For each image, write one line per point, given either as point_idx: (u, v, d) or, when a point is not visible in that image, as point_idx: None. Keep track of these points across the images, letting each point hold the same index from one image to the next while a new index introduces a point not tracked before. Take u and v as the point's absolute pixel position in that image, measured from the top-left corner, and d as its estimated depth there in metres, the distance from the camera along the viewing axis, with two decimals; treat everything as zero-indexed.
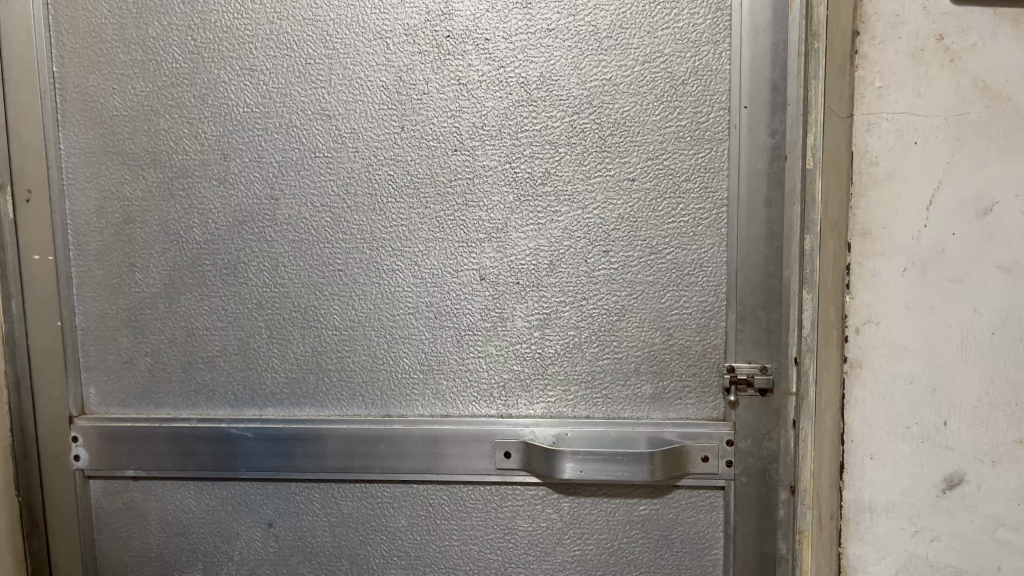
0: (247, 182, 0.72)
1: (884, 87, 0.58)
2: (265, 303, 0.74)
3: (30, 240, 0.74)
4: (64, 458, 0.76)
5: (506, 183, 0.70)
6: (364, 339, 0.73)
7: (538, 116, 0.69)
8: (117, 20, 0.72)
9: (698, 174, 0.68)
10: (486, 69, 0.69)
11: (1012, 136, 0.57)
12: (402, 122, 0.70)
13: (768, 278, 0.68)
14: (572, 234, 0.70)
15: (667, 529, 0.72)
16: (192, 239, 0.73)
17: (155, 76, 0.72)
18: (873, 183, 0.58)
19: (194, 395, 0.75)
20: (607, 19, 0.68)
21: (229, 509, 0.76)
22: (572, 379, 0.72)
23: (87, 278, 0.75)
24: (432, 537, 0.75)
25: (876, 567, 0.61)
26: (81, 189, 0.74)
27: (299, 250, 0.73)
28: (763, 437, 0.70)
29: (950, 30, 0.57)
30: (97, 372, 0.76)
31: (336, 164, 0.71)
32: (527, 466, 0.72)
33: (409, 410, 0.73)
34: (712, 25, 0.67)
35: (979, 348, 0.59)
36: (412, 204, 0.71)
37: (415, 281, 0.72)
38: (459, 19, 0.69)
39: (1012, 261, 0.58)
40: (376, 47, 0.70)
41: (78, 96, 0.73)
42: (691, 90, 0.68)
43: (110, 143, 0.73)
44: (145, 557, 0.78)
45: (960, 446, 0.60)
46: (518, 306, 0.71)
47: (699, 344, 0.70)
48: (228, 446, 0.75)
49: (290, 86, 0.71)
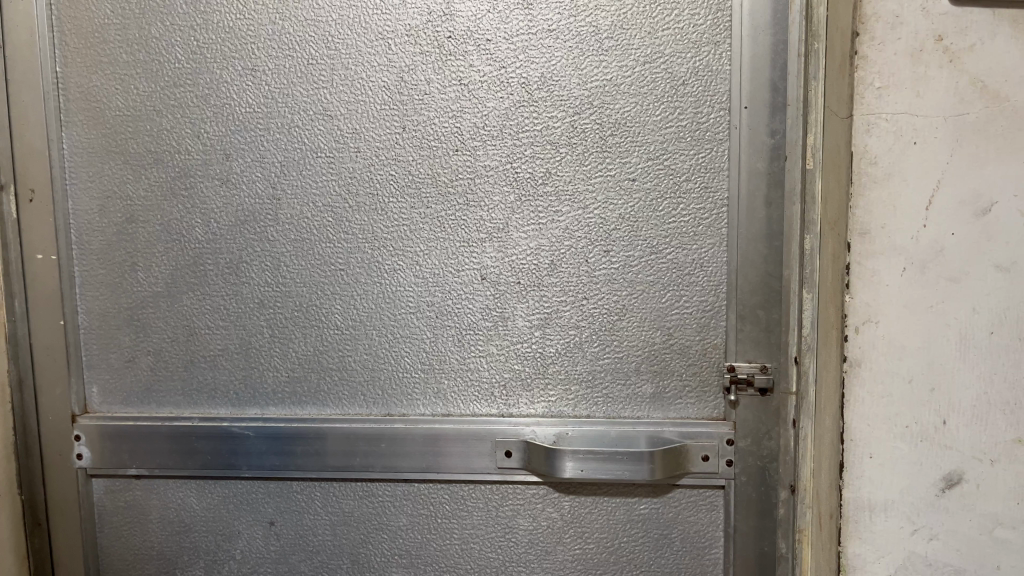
0: (249, 181, 0.73)
1: (883, 88, 0.58)
2: (266, 302, 0.74)
3: (32, 239, 0.74)
4: (66, 457, 0.76)
5: (507, 183, 0.70)
6: (366, 338, 0.73)
7: (539, 116, 0.69)
8: (120, 20, 0.72)
9: (699, 174, 0.69)
10: (487, 70, 0.69)
11: (1010, 136, 0.58)
12: (404, 122, 0.71)
13: (767, 278, 0.68)
14: (573, 233, 0.70)
15: (667, 527, 0.72)
16: (194, 238, 0.74)
17: (158, 76, 0.72)
18: (872, 183, 0.59)
19: (195, 394, 0.76)
20: (607, 20, 0.68)
21: (230, 507, 0.76)
22: (573, 378, 0.72)
23: (89, 277, 0.75)
24: (433, 536, 0.75)
25: (875, 566, 0.61)
26: (83, 188, 0.75)
27: (300, 249, 0.73)
28: (762, 437, 0.70)
29: (950, 31, 0.57)
30: (99, 371, 0.77)
31: (338, 164, 0.72)
32: (527, 466, 0.72)
33: (410, 409, 0.74)
34: (712, 26, 0.67)
35: (979, 347, 0.59)
36: (413, 204, 0.71)
37: (416, 280, 0.72)
38: (461, 19, 0.69)
39: (1010, 261, 0.58)
40: (377, 48, 0.70)
41: (81, 96, 0.74)
42: (692, 91, 0.68)
43: (112, 142, 0.74)
44: (147, 555, 0.78)
45: (959, 445, 0.60)
46: (519, 306, 0.71)
47: (699, 343, 0.71)
48: (229, 445, 0.75)
49: (292, 86, 0.71)
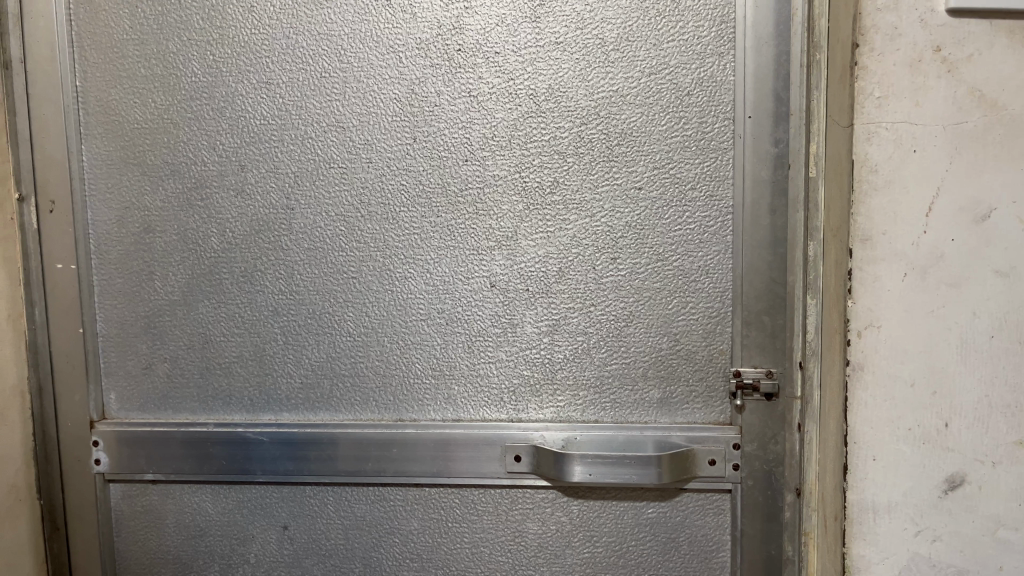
0: (264, 192, 0.74)
1: (883, 97, 0.59)
2: (280, 310, 0.75)
3: (52, 249, 0.76)
4: (85, 463, 0.78)
5: (516, 191, 0.72)
6: (378, 345, 0.75)
7: (547, 127, 0.71)
8: (138, 37, 0.74)
9: (703, 183, 0.70)
10: (496, 81, 0.71)
11: (1009, 144, 0.59)
12: (414, 133, 0.73)
13: (772, 284, 0.70)
14: (581, 241, 0.72)
15: (675, 531, 0.73)
16: (210, 248, 0.75)
17: (175, 90, 0.74)
18: (873, 190, 0.60)
19: (210, 400, 0.77)
20: (613, 32, 0.70)
21: (245, 512, 0.78)
22: (582, 384, 0.73)
23: (107, 286, 0.77)
24: (444, 540, 0.76)
25: (880, 567, 0.62)
26: (103, 199, 0.76)
27: (312, 258, 0.75)
28: (769, 441, 0.71)
29: (947, 42, 0.59)
30: (117, 378, 0.78)
31: (349, 173, 0.73)
32: (537, 470, 0.73)
33: (420, 414, 0.75)
34: (716, 37, 0.69)
35: (979, 350, 0.60)
36: (424, 213, 0.73)
37: (427, 288, 0.74)
38: (470, 32, 0.71)
39: (1010, 266, 0.59)
40: (388, 60, 0.72)
41: (101, 110, 0.76)
42: (696, 101, 0.70)
43: (130, 154, 0.76)
44: (162, 559, 0.79)
45: (961, 447, 0.61)
46: (527, 312, 0.73)
47: (706, 349, 0.72)
48: (243, 450, 0.76)
49: (305, 99, 0.73)
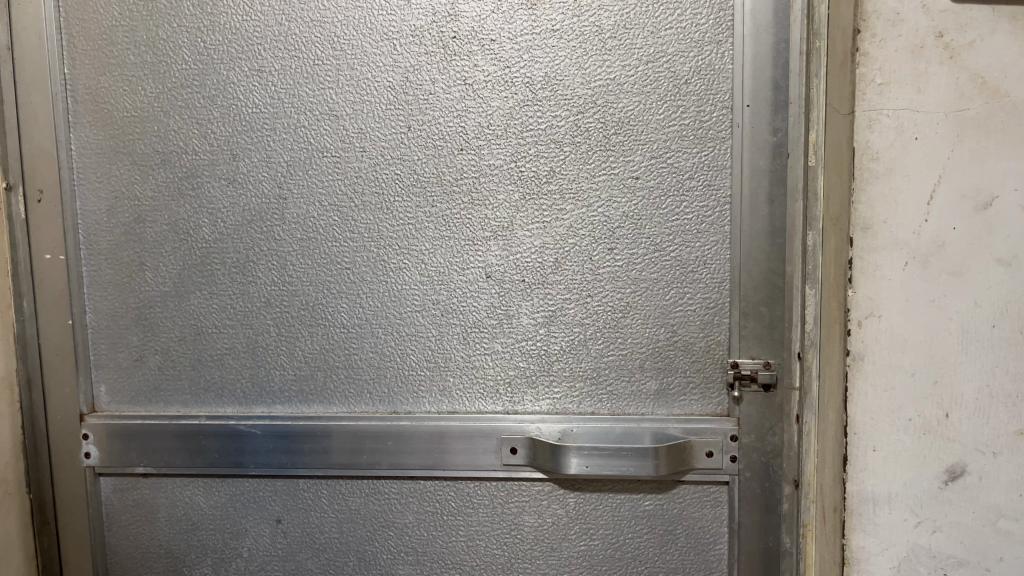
0: (256, 181, 0.73)
1: (884, 84, 0.59)
2: (273, 302, 0.74)
3: (41, 239, 0.75)
4: (75, 457, 0.77)
5: (511, 181, 0.71)
6: (372, 337, 0.74)
7: (543, 116, 0.70)
8: (127, 22, 0.73)
9: (701, 172, 0.69)
10: (491, 69, 0.70)
11: (1011, 131, 0.58)
12: (409, 122, 0.71)
13: (770, 275, 0.69)
14: (577, 232, 0.71)
15: (672, 524, 0.73)
16: (202, 238, 0.74)
17: (165, 78, 0.73)
18: (874, 178, 0.60)
19: (202, 392, 0.76)
20: (610, 20, 0.69)
21: (238, 506, 0.77)
22: (578, 375, 0.72)
23: (98, 277, 0.76)
24: (439, 533, 0.75)
25: (879, 558, 0.62)
26: (92, 188, 0.75)
27: (305, 248, 0.74)
28: (766, 432, 0.70)
29: (950, 28, 0.58)
30: (107, 370, 0.77)
31: (343, 163, 0.72)
32: (533, 462, 0.72)
33: (415, 407, 0.74)
34: (715, 25, 0.68)
35: (980, 339, 0.60)
36: (419, 203, 0.72)
37: (421, 279, 0.73)
38: (465, 20, 0.70)
39: (1011, 255, 0.59)
40: (382, 48, 0.71)
41: (89, 97, 0.74)
42: (694, 90, 0.69)
43: (120, 143, 0.74)
44: (154, 553, 0.78)
45: (961, 437, 0.60)
46: (523, 303, 0.72)
47: (703, 340, 0.71)
48: (237, 443, 0.75)
49: (297, 87, 0.72)
